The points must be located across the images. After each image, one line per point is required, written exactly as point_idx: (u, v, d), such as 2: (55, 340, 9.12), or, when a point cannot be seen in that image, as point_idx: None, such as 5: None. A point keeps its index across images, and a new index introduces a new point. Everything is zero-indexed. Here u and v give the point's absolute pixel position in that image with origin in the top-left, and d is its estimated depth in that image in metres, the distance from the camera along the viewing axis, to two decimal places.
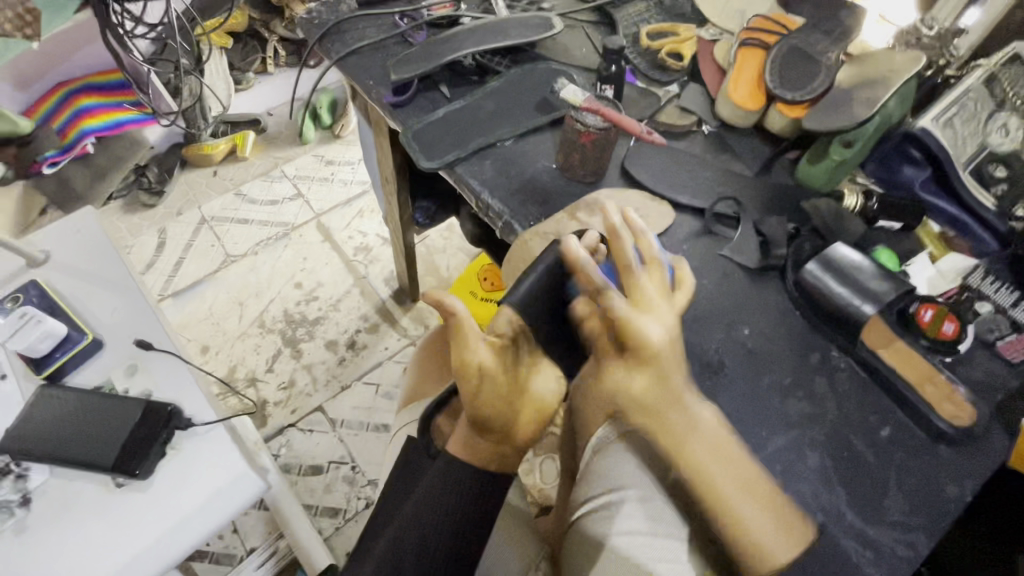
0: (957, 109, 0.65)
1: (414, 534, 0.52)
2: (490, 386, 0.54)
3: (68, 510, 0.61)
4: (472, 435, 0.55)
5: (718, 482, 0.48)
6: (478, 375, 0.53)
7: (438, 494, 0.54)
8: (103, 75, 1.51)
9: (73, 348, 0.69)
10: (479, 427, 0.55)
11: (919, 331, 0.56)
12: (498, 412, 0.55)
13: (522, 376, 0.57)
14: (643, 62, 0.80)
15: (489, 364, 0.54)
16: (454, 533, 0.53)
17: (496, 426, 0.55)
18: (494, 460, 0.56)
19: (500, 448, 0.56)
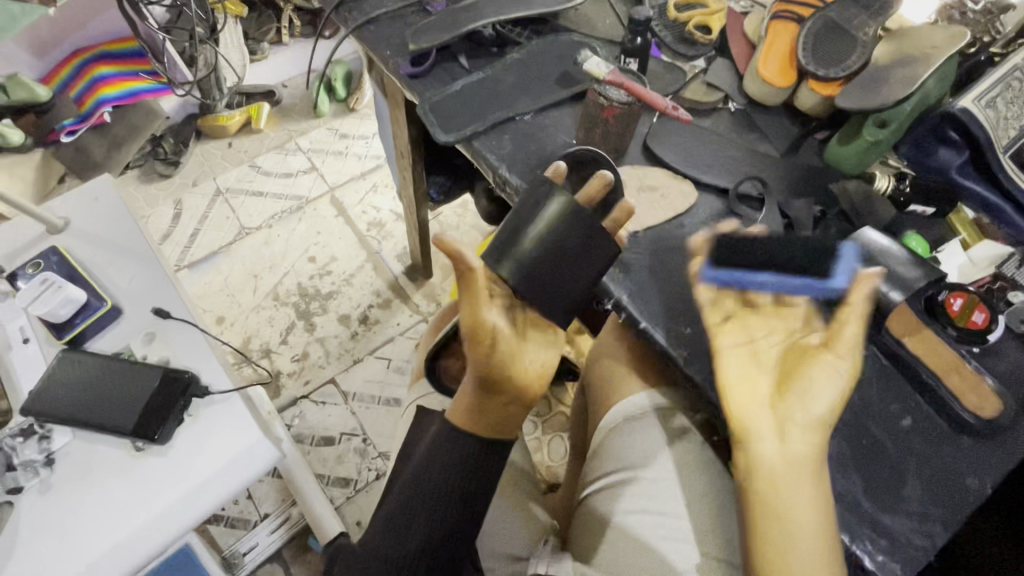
0: (1002, 89, 0.62)
1: (422, 500, 0.53)
2: (501, 346, 0.54)
3: (90, 471, 0.63)
4: (483, 399, 0.55)
5: (785, 482, 0.47)
6: (493, 336, 0.53)
7: (443, 465, 0.54)
8: (118, 43, 1.50)
9: (93, 314, 0.70)
10: (491, 389, 0.55)
11: (947, 319, 0.54)
12: (512, 373, 0.55)
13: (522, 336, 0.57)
14: (669, 35, 0.77)
15: (499, 325, 0.54)
16: (457, 504, 0.54)
17: (505, 388, 0.55)
18: (503, 423, 0.57)
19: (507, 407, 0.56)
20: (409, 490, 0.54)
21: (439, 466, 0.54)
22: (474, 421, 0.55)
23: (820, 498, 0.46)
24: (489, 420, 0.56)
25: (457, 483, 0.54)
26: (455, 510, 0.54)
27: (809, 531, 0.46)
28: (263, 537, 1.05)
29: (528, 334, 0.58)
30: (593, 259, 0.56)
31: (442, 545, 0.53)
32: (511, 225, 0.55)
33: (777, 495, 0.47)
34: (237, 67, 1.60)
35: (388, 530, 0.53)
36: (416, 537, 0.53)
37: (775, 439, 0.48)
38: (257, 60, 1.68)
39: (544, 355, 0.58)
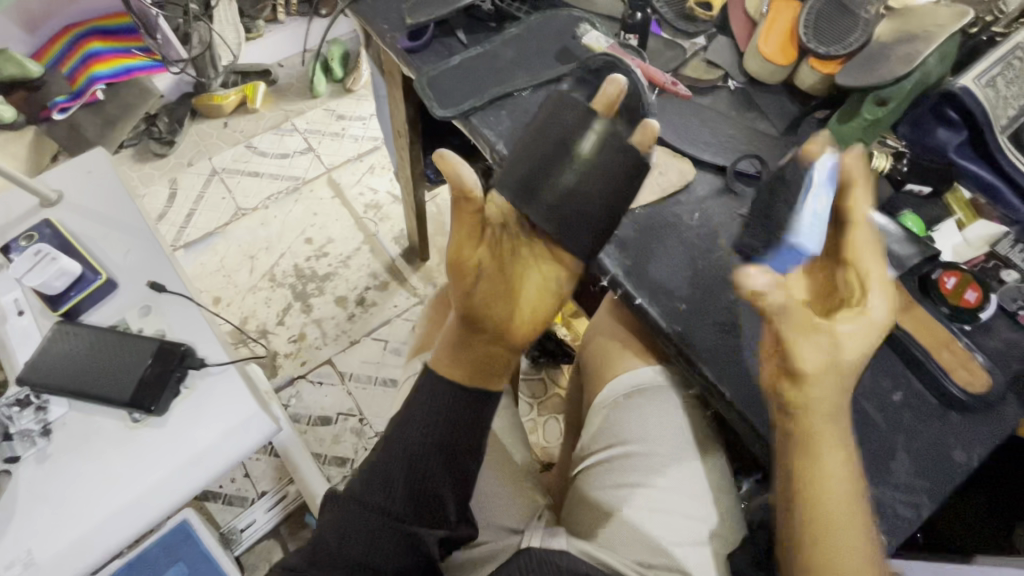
0: (1002, 68, 0.62)
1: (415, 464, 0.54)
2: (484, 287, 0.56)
3: (88, 440, 0.63)
4: (463, 335, 0.56)
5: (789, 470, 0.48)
6: (474, 272, 0.55)
7: (423, 416, 0.55)
8: (111, 18, 1.50)
9: (88, 287, 0.70)
10: (471, 324, 0.56)
11: (940, 298, 0.55)
12: (497, 309, 0.56)
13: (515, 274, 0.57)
14: (670, 11, 0.75)
15: (485, 264, 0.56)
16: (441, 459, 0.54)
17: (490, 323, 0.56)
18: (493, 367, 0.56)
19: (492, 348, 0.56)
20: (393, 440, 0.55)
21: (424, 416, 0.55)
22: (445, 356, 0.57)
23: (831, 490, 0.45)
24: (471, 359, 0.56)
25: (439, 434, 0.54)
26: (441, 464, 0.54)
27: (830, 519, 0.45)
28: (260, 516, 1.05)
29: (526, 275, 0.58)
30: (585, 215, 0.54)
31: (427, 500, 0.53)
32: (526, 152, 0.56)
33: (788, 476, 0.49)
34: (232, 44, 1.59)
35: (371, 480, 0.54)
36: (401, 488, 0.53)
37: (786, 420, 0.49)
38: (252, 38, 1.66)
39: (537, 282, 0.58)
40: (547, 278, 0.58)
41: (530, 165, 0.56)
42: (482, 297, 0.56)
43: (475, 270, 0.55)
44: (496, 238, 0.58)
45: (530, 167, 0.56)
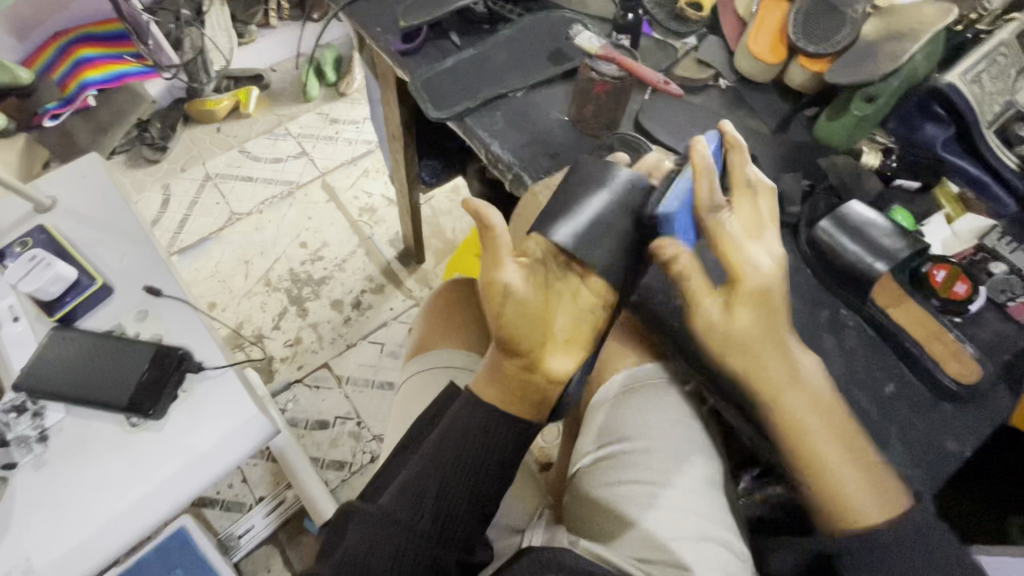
0: (986, 65, 0.63)
1: (428, 467, 0.53)
2: (517, 311, 0.52)
3: (86, 446, 0.63)
4: (496, 360, 0.56)
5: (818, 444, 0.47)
6: (504, 296, 0.52)
7: (456, 439, 0.54)
8: (101, 25, 1.48)
9: (84, 292, 0.70)
10: (505, 349, 0.54)
11: (930, 291, 0.56)
12: (530, 336, 0.53)
13: (552, 302, 0.54)
14: (661, 12, 0.76)
15: (516, 287, 0.52)
16: (470, 479, 0.53)
17: (524, 350, 0.54)
18: (529, 395, 0.55)
19: (527, 377, 0.55)
20: (425, 461, 0.54)
21: (454, 437, 0.54)
22: (482, 382, 0.56)
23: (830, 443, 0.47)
24: (505, 387, 0.55)
25: (467, 456, 0.54)
26: (471, 486, 0.53)
27: (852, 473, 0.46)
28: (257, 520, 1.06)
29: (560, 304, 0.55)
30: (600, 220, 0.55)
31: (454, 520, 0.52)
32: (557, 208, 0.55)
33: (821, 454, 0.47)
34: (224, 50, 1.59)
35: (401, 495, 0.53)
36: (429, 508, 0.52)
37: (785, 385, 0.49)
38: (244, 43, 1.66)
39: (574, 315, 0.55)
40: (581, 311, 0.55)
41: (557, 205, 0.56)
42: (517, 325, 0.52)
43: (504, 292, 0.52)
44: (532, 268, 0.54)
45: (560, 212, 0.55)
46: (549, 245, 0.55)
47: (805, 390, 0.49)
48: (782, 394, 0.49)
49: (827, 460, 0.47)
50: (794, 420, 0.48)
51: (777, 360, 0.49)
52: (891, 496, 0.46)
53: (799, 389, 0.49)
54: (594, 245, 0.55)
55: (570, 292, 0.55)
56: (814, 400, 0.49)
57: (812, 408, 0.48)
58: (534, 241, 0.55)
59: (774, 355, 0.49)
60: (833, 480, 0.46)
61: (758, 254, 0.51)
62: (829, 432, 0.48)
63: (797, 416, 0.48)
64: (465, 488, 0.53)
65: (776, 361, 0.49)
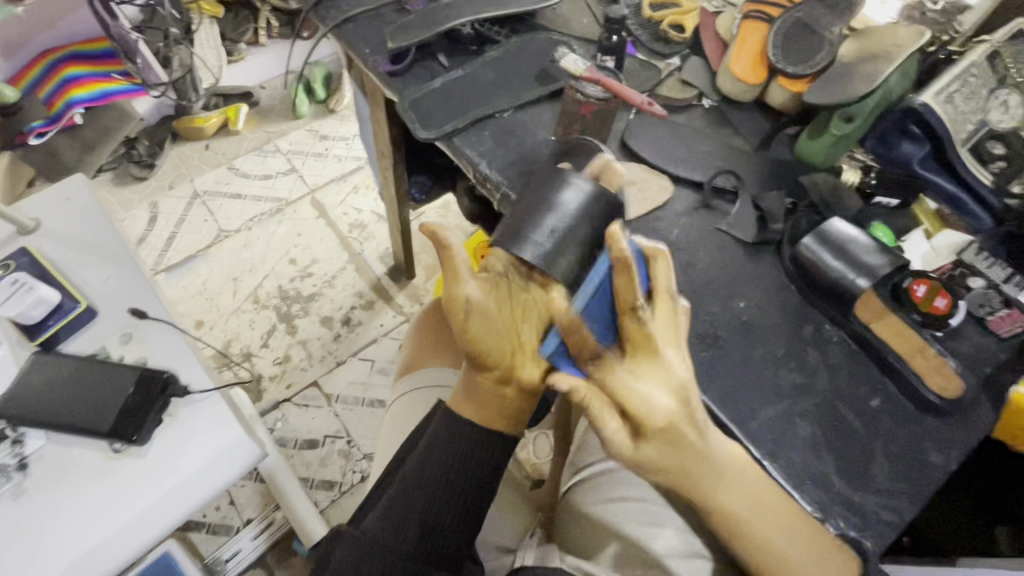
0: (959, 85, 0.65)
1: (418, 490, 0.53)
2: (482, 324, 0.52)
3: (67, 473, 0.62)
4: (469, 376, 0.54)
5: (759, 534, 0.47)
6: (466, 311, 0.51)
7: (441, 456, 0.53)
8: (91, 43, 1.49)
9: (67, 315, 0.69)
10: (475, 364, 0.53)
11: (912, 306, 0.56)
12: (497, 348, 0.52)
13: (518, 313, 0.53)
14: (645, 33, 0.78)
15: (479, 301, 0.52)
16: (458, 498, 0.53)
17: (493, 363, 0.52)
18: (504, 408, 0.54)
19: (500, 390, 0.54)
20: (414, 482, 0.53)
21: (439, 454, 0.54)
22: (458, 398, 0.55)
23: (776, 529, 0.47)
24: (479, 401, 0.54)
25: (454, 473, 0.53)
26: (459, 505, 0.53)
27: (799, 548, 0.47)
28: (245, 544, 1.03)
29: (527, 313, 0.53)
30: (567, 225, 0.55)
31: (442, 539, 0.52)
32: (518, 219, 0.55)
33: (758, 540, 0.47)
34: (212, 67, 1.59)
35: (388, 518, 0.52)
36: (418, 527, 0.52)
37: (717, 485, 0.46)
38: (234, 61, 1.66)
39: (543, 325, 0.53)
40: (550, 320, 0.53)
41: (523, 215, 0.56)
42: (484, 338, 0.52)
43: (466, 306, 0.51)
44: (494, 282, 0.54)
45: (522, 221, 0.55)
46: (510, 257, 0.55)
47: (736, 485, 0.47)
48: (721, 499, 0.46)
49: (779, 549, 0.47)
50: (738, 524, 0.47)
51: (706, 470, 0.46)
52: (837, 562, 0.47)
53: (734, 489, 0.47)
54: (563, 250, 0.54)
55: (538, 302, 0.54)
56: (749, 492, 0.47)
57: (753, 497, 0.47)
58: (495, 257, 0.55)
59: (702, 464, 0.46)
60: (787, 563, 0.47)
61: (673, 361, 0.45)
62: (772, 522, 0.47)
63: (734, 506, 0.47)
64: (455, 509, 0.53)
65: (705, 473, 0.46)
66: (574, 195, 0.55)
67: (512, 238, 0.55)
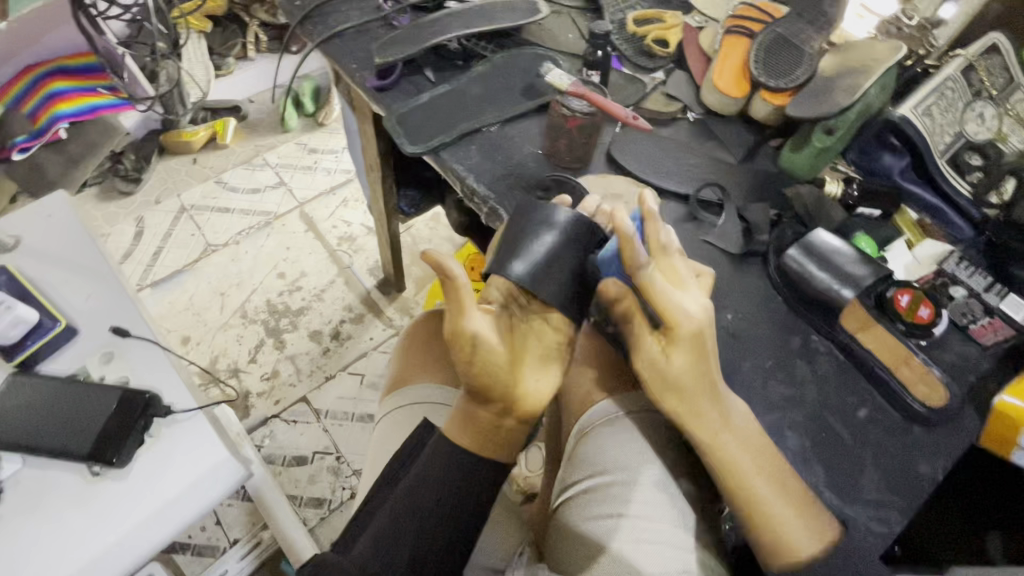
0: (935, 98, 0.67)
1: (408, 514, 0.52)
2: (489, 359, 0.51)
3: (45, 499, 0.60)
4: (470, 408, 0.55)
5: (757, 490, 0.48)
6: (473, 346, 0.51)
7: (438, 482, 0.53)
8: (72, 58, 1.44)
9: (46, 334, 0.67)
10: (477, 396, 0.54)
11: (896, 315, 0.56)
12: (502, 382, 0.52)
13: (519, 344, 0.54)
14: (629, 48, 0.79)
15: (486, 334, 0.51)
16: (450, 522, 0.53)
17: (496, 397, 0.53)
18: (501, 439, 0.55)
19: (501, 423, 0.54)
20: (403, 507, 0.53)
21: (433, 478, 0.54)
22: (454, 429, 0.55)
23: (770, 480, 0.49)
24: (479, 434, 0.55)
25: (449, 496, 0.53)
26: (452, 529, 0.53)
27: (795, 516, 0.48)
28: (232, 565, 1.00)
29: (527, 339, 0.55)
30: (566, 254, 0.56)
31: (429, 568, 0.51)
32: (510, 243, 0.56)
33: (759, 497, 0.48)
34: (200, 81, 1.59)
35: (377, 545, 0.52)
36: (407, 552, 0.51)
37: (719, 428, 0.50)
38: (221, 75, 1.65)
39: (546, 360, 0.55)
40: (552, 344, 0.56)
41: (511, 246, 0.56)
42: (489, 373, 0.52)
43: (474, 341, 0.51)
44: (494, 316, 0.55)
45: (513, 247, 0.56)
46: (508, 287, 0.57)
47: (741, 435, 0.50)
48: (723, 443, 0.49)
49: (776, 513, 0.48)
50: (735, 472, 0.49)
51: (713, 411, 0.50)
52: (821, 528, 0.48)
53: (738, 440, 0.50)
54: (552, 276, 0.55)
55: (538, 333, 0.55)
56: (750, 440, 0.50)
57: (754, 451, 0.50)
58: (495, 287, 0.57)
59: (711, 403, 0.50)
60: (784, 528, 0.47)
61: (686, 304, 0.49)
62: (766, 475, 0.49)
63: (735, 459, 0.49)
64: (445, 532, 0.52)
65: (710, 413, 0.50)
66: (558, 217, 0.57)
67: (502, 267, 0.55)
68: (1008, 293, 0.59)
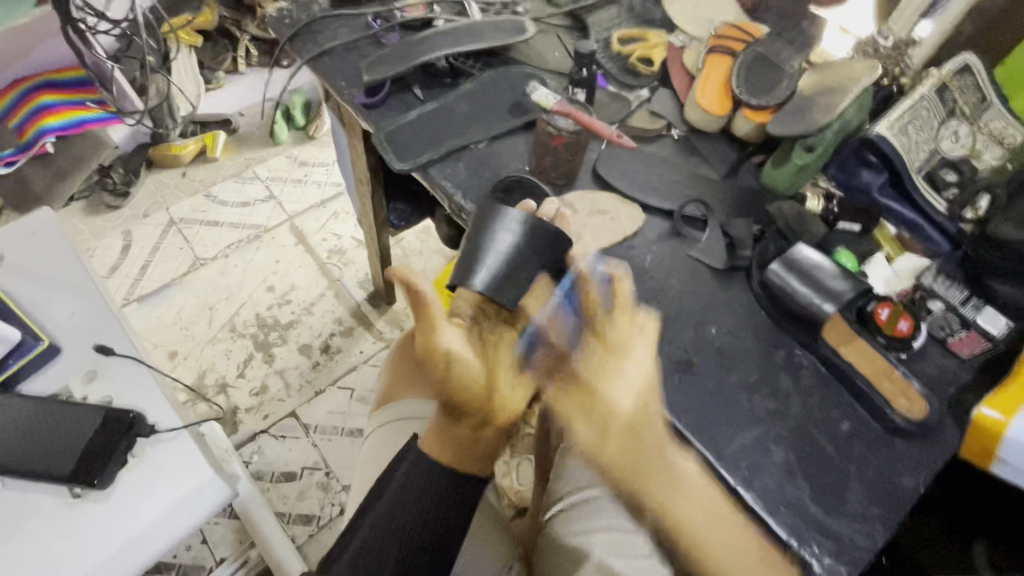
0: (911, 116, 0.68)
1: (391, 530, 0.52)
2: (462, 373, 0.52)
3: (24, 522, 0.59)
4: (448, 424, 0.55)
5: (712, 543, 0.45)
6: (446, 359, 0.51)
7: (420, 499, 0.53)
8: (63, 71, 1.46)
9: (28, 353, 0.66)
10: (453, 412, 0.54)
11: (877, 329, 0.58)
12: (476, 397, 0.52)
13: (493, 357, 0.54)
14: (615, 66, 0.81)
15: (458, 348, 0.52)
16: (429, 542, 0.53)
17: (473, 411, 0.53)
18: (479, 452, 0.55)
19: (480, 435, 0.54)
20: (387, 524, 0.53)
21: (414, 499, 0.53)
22: (433, 443, 0.55)
23: (737, 545, 0.45)
24: (457, 448, 0.55)
25: (430, 516, 0.53)
26: (437, 543, 0.53)
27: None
28: None
29: (499, 352, 0.55)
30: (530, 257, 0.58)
31: None
32: (473, 254, 0.57)
33: (718, 556, 0.45)
34: (191, 96, 1.58)
35: (360, 565, 0.51)
36: (392, 567, 0.51)
37: (671, 493, 0.45)
38: (211, 88, 1.65)
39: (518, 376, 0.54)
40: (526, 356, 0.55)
41: (475, 256, 0.58)
42: (464, 388, 0.52)
43: (447, 356, 0.51)
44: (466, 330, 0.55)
45: (474, 258, 0.58)
46: (475, 300, 0.59)
47: (693, 495, 0.46)
48: (673, 501, 0.45)
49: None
50: (699, 537, 0.45)
51: (663, 476, 0.46)
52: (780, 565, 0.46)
53: (688, 500, 0.46)
54: (511, 283, 0.58)
55: (512, 346, 0.55)
56: (704, 500, 0.46)
57: (712, 511, 0.46)
58: (461, 299, 0.59)
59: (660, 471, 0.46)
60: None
61: (621, 391, 0.47)
62: (726, 530, 0.45)
63: (690, 519, 0.45)
64: (430, 548, 0.53)
65: (660, 481, 0.45)
66: (510, 223, 0.58)
67: (468, 278, 0.57)
68: (985, 306, 0.61)
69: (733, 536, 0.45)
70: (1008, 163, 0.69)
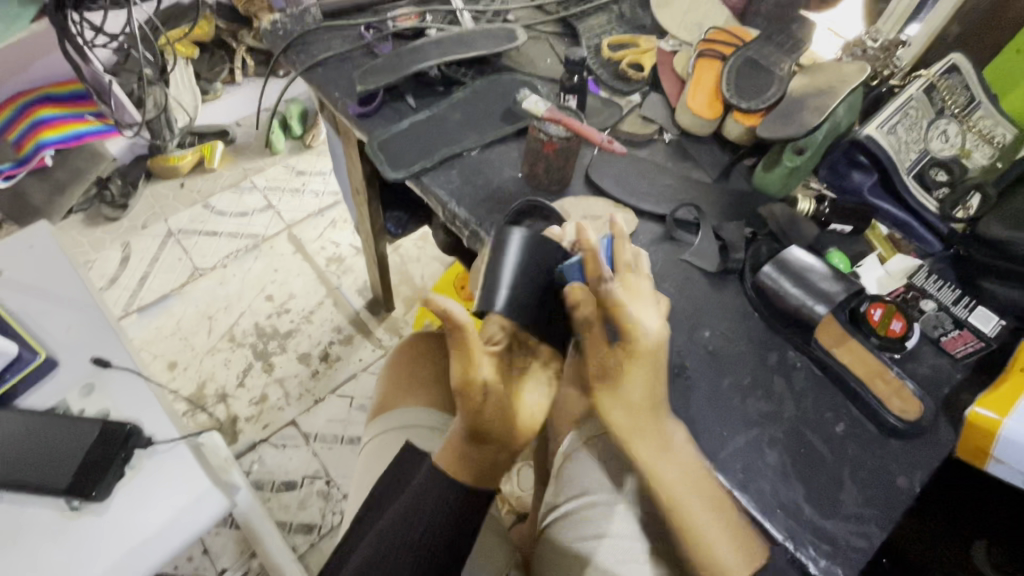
0: (901, 117, 0.69)
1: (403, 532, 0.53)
2: (494, 402, 0.53)
3: (20, 536, 0.59)
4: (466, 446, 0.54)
5: (695, 510, 0.49)
6: (482, 393, 0.52)
7: (430, 500, 0.54)
8: (62, 85, 1.45)
9: (25, 367, 0.67)
10: (475, 436, 0.54)
11: (870, 329, 0.59)
12: (502, 426, 0.54)
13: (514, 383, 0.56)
14: (606, 72, 0.82)
15: (492, 380, 0.53)
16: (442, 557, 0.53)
17: (496, 437, 0.54)
18: (495, 471, 0.55)
19: (497, 458, 0.55)
20: (398, 525, 0.53)
21: (424, 514, 0.53)
22: (451, 461, 0.55)
23: (717, 509, 0.49)
24: (476, 471, 0.55)
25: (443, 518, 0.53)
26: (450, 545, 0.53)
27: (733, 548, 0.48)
28: None
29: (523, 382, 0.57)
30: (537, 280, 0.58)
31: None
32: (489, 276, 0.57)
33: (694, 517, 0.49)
34: (189, 107, 1.59)
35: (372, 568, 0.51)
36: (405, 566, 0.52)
37: (658, 455, 0.50)
38: (208, 100, 1.66)
39: (540, 398, 0.57)
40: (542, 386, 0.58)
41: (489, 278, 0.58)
42: (491, 418, 0.53)
43: (483, 389, 0.52)
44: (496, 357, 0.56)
45: (487, 284, 0.58)
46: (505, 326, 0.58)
47: (678, 459, 0.50)
48: (660, 462, 0.50)
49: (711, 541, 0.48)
50: (674, 495, 0.49)
51: (656, 439, 0.51)
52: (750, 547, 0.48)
53: (672, 465, 0.50)
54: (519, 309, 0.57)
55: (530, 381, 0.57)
56: (689, 472, 0.50)
57: (692, 482, 0.50)
58: (492, 325, 0.58)
59: (655, 438, 0.51)
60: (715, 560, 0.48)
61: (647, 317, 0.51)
62: (703, 498, 0.49)
63: (676, 488, 0.49)
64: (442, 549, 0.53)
65: (655, 442, 0.51)
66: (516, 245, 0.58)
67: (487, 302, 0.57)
68: (977, 306, 0.61)
69: (711, 501, 0.49)
70: (998, 163, 0.69)
